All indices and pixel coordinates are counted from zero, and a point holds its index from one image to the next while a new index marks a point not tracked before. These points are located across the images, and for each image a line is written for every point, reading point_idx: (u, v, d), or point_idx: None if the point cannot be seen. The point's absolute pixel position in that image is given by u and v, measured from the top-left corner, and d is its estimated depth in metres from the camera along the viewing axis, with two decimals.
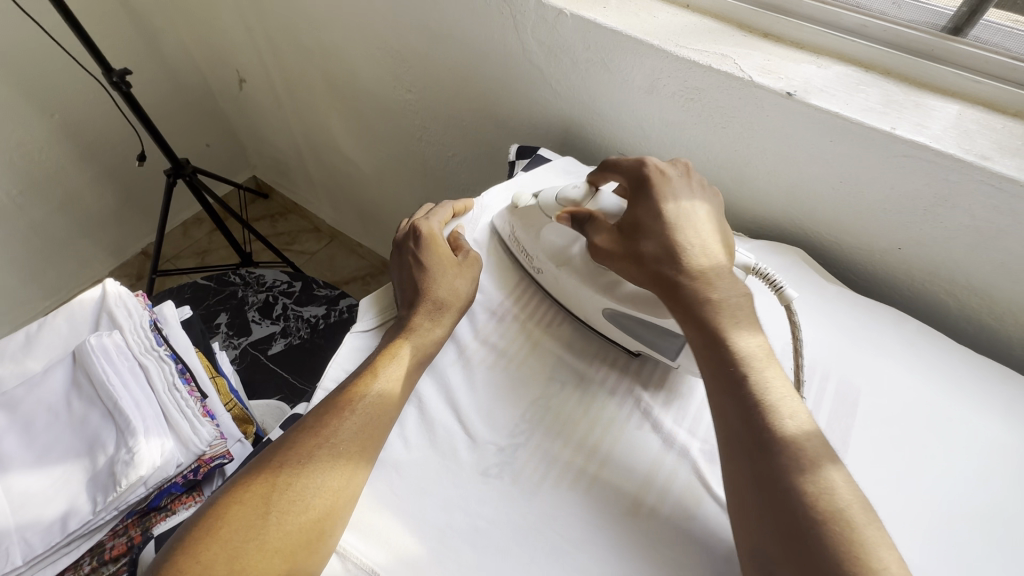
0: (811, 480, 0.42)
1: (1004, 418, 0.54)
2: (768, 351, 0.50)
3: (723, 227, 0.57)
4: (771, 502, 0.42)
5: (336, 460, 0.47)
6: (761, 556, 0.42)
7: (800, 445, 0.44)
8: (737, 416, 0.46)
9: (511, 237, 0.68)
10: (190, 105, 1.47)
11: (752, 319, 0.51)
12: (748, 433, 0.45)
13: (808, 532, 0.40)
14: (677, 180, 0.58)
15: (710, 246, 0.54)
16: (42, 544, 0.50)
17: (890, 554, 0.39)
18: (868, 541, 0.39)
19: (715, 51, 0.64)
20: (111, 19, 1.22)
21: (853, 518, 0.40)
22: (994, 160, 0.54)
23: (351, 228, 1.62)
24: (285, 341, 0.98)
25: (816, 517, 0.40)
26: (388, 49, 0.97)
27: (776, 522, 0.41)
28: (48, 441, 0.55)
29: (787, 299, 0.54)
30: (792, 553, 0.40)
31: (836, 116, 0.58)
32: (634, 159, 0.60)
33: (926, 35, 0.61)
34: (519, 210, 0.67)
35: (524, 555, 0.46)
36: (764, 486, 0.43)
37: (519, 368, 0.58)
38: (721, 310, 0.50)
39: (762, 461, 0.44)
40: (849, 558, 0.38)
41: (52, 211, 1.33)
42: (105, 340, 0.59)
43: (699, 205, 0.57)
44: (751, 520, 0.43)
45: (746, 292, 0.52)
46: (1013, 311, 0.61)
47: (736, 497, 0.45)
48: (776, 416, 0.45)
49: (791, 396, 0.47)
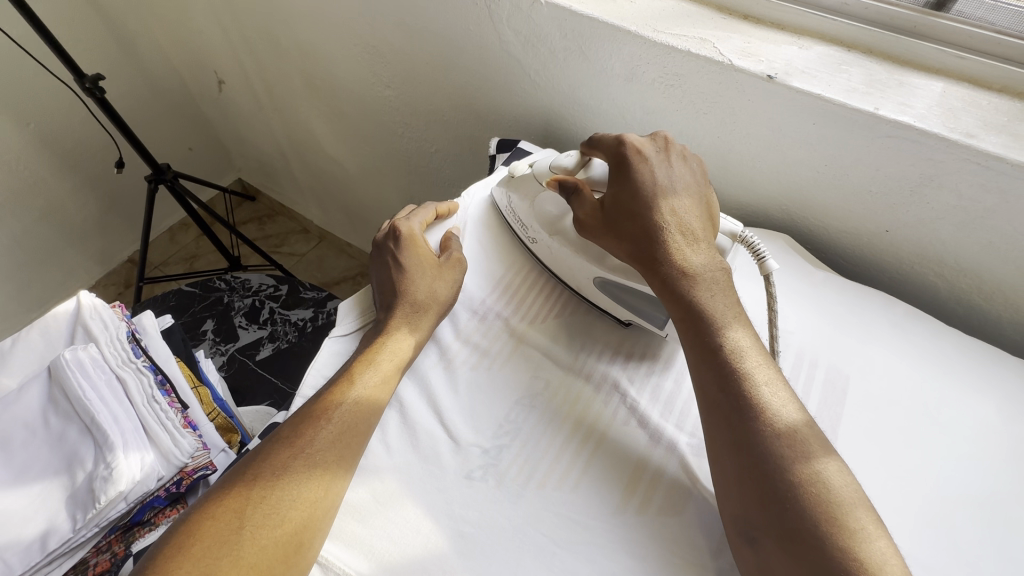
0: (784, 443, 0.43)
1: (995, 400, 0.53)
2: (753, 344, 0.49)
3: (706, 204, 0.56)
4: (749, 468, 0.43)
5: (313, 471, 0.46)
6: (745, 534, 0.42)
7: (779, 422, 0.44)
8: (716, 384, 0.47)
9: (508, 208, 0.68)
10: (169, 108, 1.45)
11: (728, 290, 0.52)
12: (726, 401, 0.46)
13: (785, 496, 0.41)
14: (658, 158, 0.56)
15: (688, 221, 0.54)
16: (22, 565, 0.49)
17: (860, 508, 0.40)
18: (845, 503, 0.40)
19: (694, 35, 0.63)
20: (82, 22, 1.19)
21: (824, 475, 0.41)
22: (980, 137, 0.52)
23: (340, 228, 1.61)
24: (272, 346, 0.96)
25: (791, 478, 0.41)
26: (364, 46, 0.95)
27: (753, 487, 0.42)
28: (27, 459, 0.53)
29: (769, 269, 0.54)
30: (770, 515, 0.41)
31: (818, 98, 0.57)
32: (613, 136, 0.59)
33: (907, 10, 0.59)
34: (515, 180, 0.67)
35: (511, 559, 0.45)
36: (743, 452, 0.44)
37: (501, 368, 0.57)
38: (696, 283, 0.51)
39: (740, 429, 0.44)
40: (823, 515, 0.40)
41: (34, 222, 1.31)
42: (80, 354, 0.57)
43: (679, 180, 0.56)
44: (731, 487, 0.44)
45: (721, 264, 0.53)
46: (1002, 291, 0.60)
47: (717, 467, 0.45)
48: (752, 383, 0.46)
49: (766, 364, 0.48)
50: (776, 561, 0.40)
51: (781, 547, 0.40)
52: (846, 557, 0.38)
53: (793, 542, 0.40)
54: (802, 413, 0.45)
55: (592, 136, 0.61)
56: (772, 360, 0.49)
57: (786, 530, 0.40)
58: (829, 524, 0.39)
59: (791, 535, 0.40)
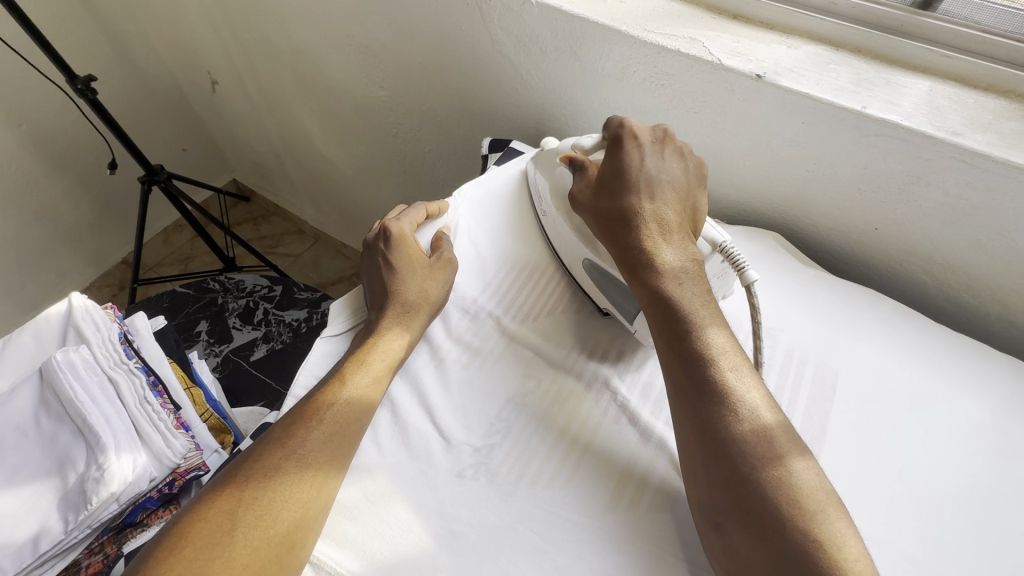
0: (747, 431, 0.43)
1: (982, 396, 0.53)
2: (725, 334, 0.49)
3: (690, 198, 0.56)
4: (713, 452, 0.44)
5: (303, 472, 0.46)
6: (711, 520, 0.43)
7: (743, 411, 0.44)
8: (684, 370, 0.48)
9: (532, 182, 0.69)
10: (163, 109, 1.45)
11: (699, 280, 0.52)
12: (691, 388, 0.47)
13: (748, 479, 0.42)
14: (649, 147, 0.57)
15: (664, 212, 0.54)
16: (13, 567, 0.49)
17: (821, 492, 0.41)
18: (804, 490, 0.41)
19: (684, 34, 0.63)
20: (74, 22, 1.19)
21: (787, 461, 0.42)
22: (965, 135, 0.53)
23: (335, 228, 1.61)
24: (266, 346, 0.96)
25: (754, 463, 0.42)
26: (356, 46, 0.95)
27: (718, 471, 0.43)
28: (18, 460, 0.53)
29: (747, 279, 0.51)
30: (734, 502, 0.42)
31: (806, 97, 0.57)
32: (621, 117, 0.59)
33: (894, 10, 0.59)
34: (542, 153, 0.68)
35: (502, 557, 0.46)
36: (708, 440, 0.44)
37: (493, 367, 0.57)
38: (667, 273, 0.52)
39: (705, 417, 0.45)
40: (781, 500, 0.40)
41: (27, 223, 1.31)
42: (72, 355, 0.57)
43: (666, 173, 0.56)
44: (697, 472, 0.45)
45: (696, 255, 0.53)
46: (990, 288, 0.61)
47: (685, 453, 0.46)
48: (718, 369, 0.47)
49: (735, 352, 0.48)
50: (741, 544, 0.41)
51: (744, 532, 0.41)
52: (804, 539, 0.39)
53: (755, 527, 0.40)
54: (767, 401, 0.46)
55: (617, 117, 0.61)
56: (742, 350, 0.49)
57: (748, 513, 0.41)
58: (790, 507, 0.40)
59: (752, 518, 0.41)
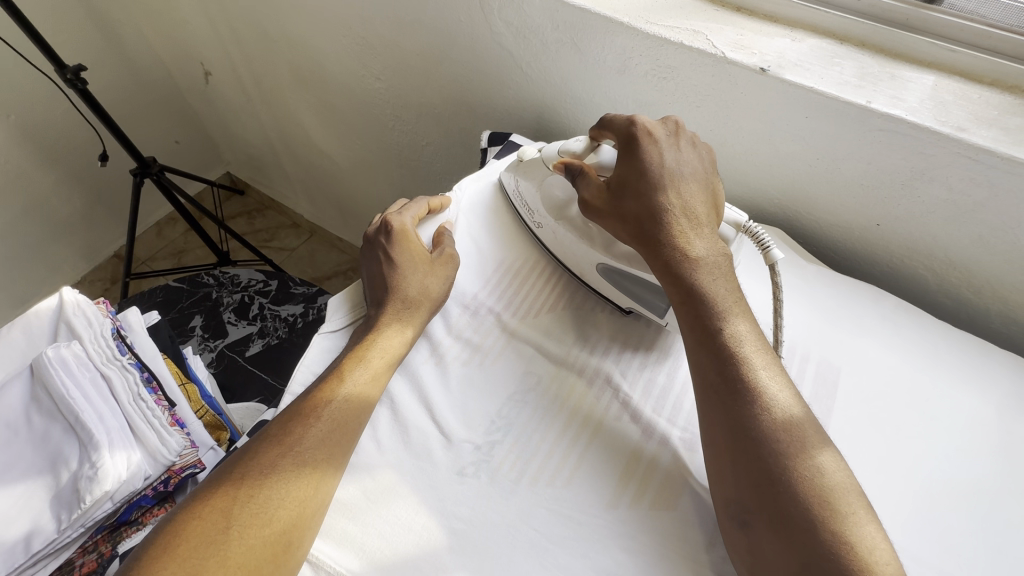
0: (781, 430, 0.43)
1: (983, 391, 0.53)
2: (756, 334, 0.49)
3: (711, 191, 0.55)
4: (743, 450, 0.43)
5: (300, 471, 0.45)
6: (738, 517, 0.43)
7: (776, 410, 0.44)
8: (715, 368, 0.47)
9: (516, 192, 0.68)
10: (155, 99, 1.42)
11: (728, 276, 0.52)
12: (722, 385, 0.46)
13: (779, 479, 0.42)
14: (665, 142, 0.55)
15: (694, 206, 0.53)
16: (5, 568, 0.48)
17: (851, 493, 0.41)
18: (836, 490, 0.41)
19: (687, 27, 0.62)
20: (63, 11, 1.16)
21: (820, 461, 0.42)
22: (970, 131, 0.52)
23: (330, 222, 1.60)
24: (262, 341, 0.95)
25: (786, 462, 0.42)
26: (353, 38, 0.94)
27: (747, 469, 0.43)
28: (8, 458, 0.52)
29: (772, 259, 0.54)
30: (764, 500, 0.42)
31: (810, 91, 0.56)
32: (624, 117, 0.58)
33: (899, 4, 0.59)
34: (524, 164, 0.67)
35: (504, 556, 0.45)
36: (739, 438, 0.44)
37: (494, 363, 0.57)
38: (699, 267, 0.51)
39: (735, 415, 0.45)
40: (815, 500, 0.40)
41: (16, 216, 1.29)
42: (63, 351, 0.56)
43: (686, 166, 0.55)
44: (724, 469, 0.44)
45: (724, 250, 0.53)
46: (991, 285, 0.61)
47: (710, 448, 0.46)
48: (748, 367, 0.46)
49: (764, 350, 0.48)
50: (766, 544, 0.41)
51: (774, 532, 0.41)
52: (835, 539, 0.39)
53: (785, 527, 0.40)
54: (797, 400, 0.45)
55: (603, 118, 0.60)
56: (770, 346, 0.49)
57: (777, 513, 0.41)
58: (820, 507, 0.40)
59: (782, 518, 0.41)
